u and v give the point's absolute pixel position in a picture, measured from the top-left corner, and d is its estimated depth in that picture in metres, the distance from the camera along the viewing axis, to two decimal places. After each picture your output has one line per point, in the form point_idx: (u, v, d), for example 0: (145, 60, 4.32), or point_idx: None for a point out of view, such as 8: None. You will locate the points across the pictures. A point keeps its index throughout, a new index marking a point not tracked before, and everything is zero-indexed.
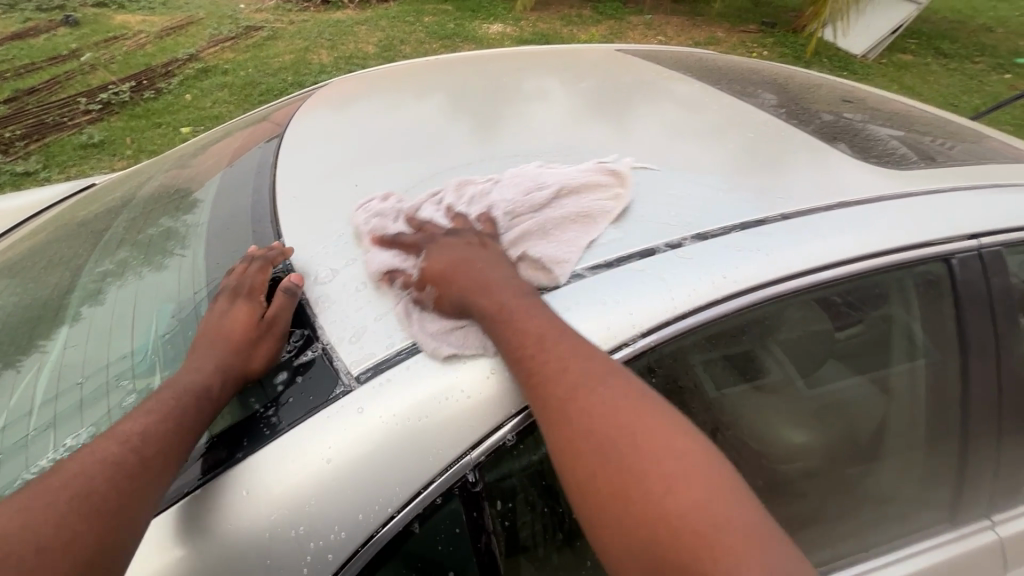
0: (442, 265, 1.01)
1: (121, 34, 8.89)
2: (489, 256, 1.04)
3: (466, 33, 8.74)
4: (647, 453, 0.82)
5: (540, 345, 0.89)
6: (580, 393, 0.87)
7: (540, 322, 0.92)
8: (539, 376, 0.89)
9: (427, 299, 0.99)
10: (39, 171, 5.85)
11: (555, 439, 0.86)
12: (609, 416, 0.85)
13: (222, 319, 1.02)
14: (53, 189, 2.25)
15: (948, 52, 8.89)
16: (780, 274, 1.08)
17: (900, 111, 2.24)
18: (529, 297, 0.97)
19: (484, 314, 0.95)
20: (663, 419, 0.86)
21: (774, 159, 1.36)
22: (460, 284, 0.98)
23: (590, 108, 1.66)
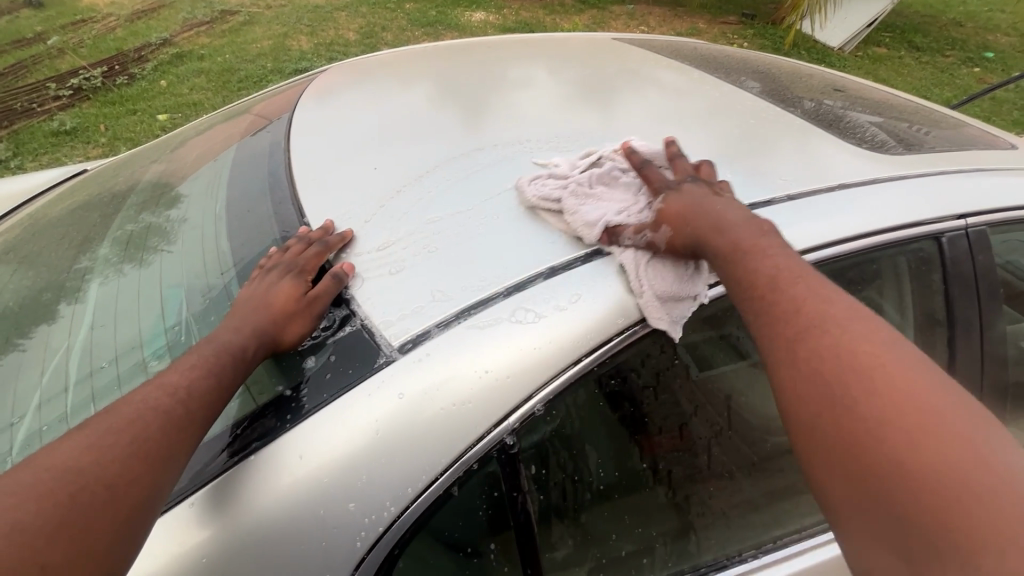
0: (682, 207, 1.04)
1: (89, 16, 8.56)
2: (725, 202, 1.05)
3: (449, 21, 8.64)
4: (907, 401, 0.75)
5: (773, 287, 0.90)
6: (819, 332, 0.84)
7: (772, 266, 0.93)
8: (770, 316, 0.89)
9: (661, 241, 1.03)
10: (9, 159, 5.62)
11: (788, 372, 0.83)
12: (856, 352, 0.80)
13: (268, 287, 1.04)
14: (44, 176, 2.20)
15: (921, 45, 9.14)
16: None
17: (884, 100, 2.32)
18: (770, 242, 0.97)
19: (723, 261, 0.96)
20: (929, 377, 0.78)
21: (776, 143, 1.42)
22: (697, 225, 1.01)
23: (595, 94, 1.70)
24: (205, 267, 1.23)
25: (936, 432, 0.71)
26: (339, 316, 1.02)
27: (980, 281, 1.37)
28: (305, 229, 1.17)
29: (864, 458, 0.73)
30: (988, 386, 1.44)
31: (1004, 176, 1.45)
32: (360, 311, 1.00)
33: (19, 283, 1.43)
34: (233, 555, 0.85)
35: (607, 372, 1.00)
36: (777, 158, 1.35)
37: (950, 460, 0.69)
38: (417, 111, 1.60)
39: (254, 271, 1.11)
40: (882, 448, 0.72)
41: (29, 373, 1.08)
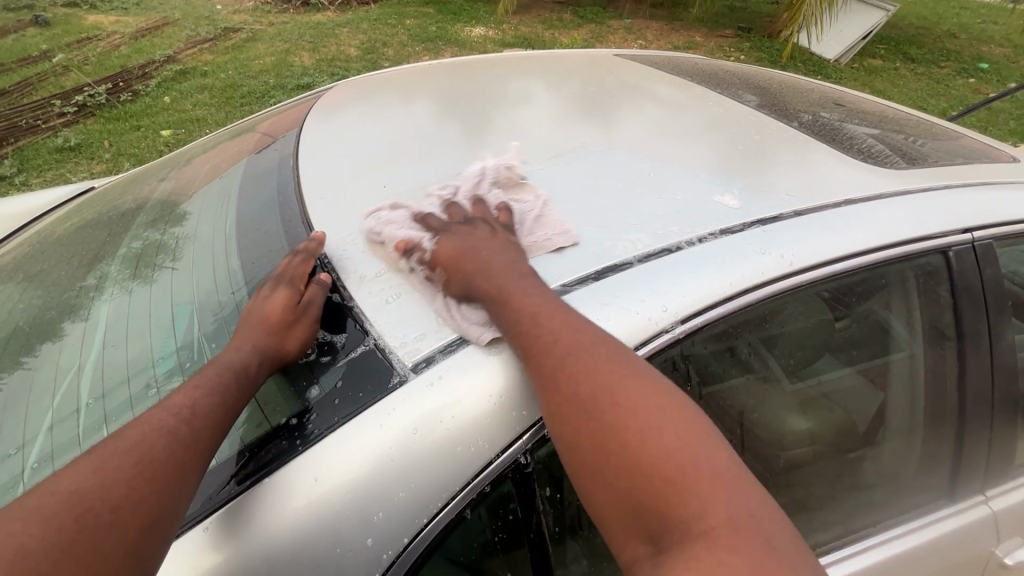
0: (452, 250, 1.07)
1: (94, 34, 8.67)
2: (502, 250, 1.07)
3: (448, 36, 8.74)
4: (639, 429, 0.83)
5: (534, 327, 0.92)
6: (562, 370, 0.89)
7: (538, 303, 0.95)
8: (534, 355, 0.91)
9: (437, 280, 1.05)
10: (12, 176, 5.66)
11: (546, 400, 0.89)
12: (603, 375, 0.88)
13: (266, 302, 1.04)
14: (53, 194, 2.22)
15: (916, 57, 9.24)
16: (794, 269, 1.13)
17: (884, 114, 2.34)
18: (531, 286, 0.99)
19: (489, 304, 0.97)
20: (662, 394, 0.88)
21: (781, 159, 1.43)
22: (468, 268, 1.03)
23: (600, 110, 1.72)
24: (217, 286, 1.23)
25: (649, 440, 0.83)
26: (348, 335, 1.02)
27: (989, 294, 1.37)
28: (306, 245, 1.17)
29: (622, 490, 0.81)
30: (999, 399, 1.43)
31: (1007, 188, 1.46)
32: (372, 330, 1.01)
33: (28, 302, 1.43)
34: None
35: None
36: (782, 174, 1.35)
37: (691, 479, 0.80)
38: (423, 129, 1.61)
39: (254, 287, 1.11)
40: (631, 462, 0.81)
41: (39, 395, 1.08)
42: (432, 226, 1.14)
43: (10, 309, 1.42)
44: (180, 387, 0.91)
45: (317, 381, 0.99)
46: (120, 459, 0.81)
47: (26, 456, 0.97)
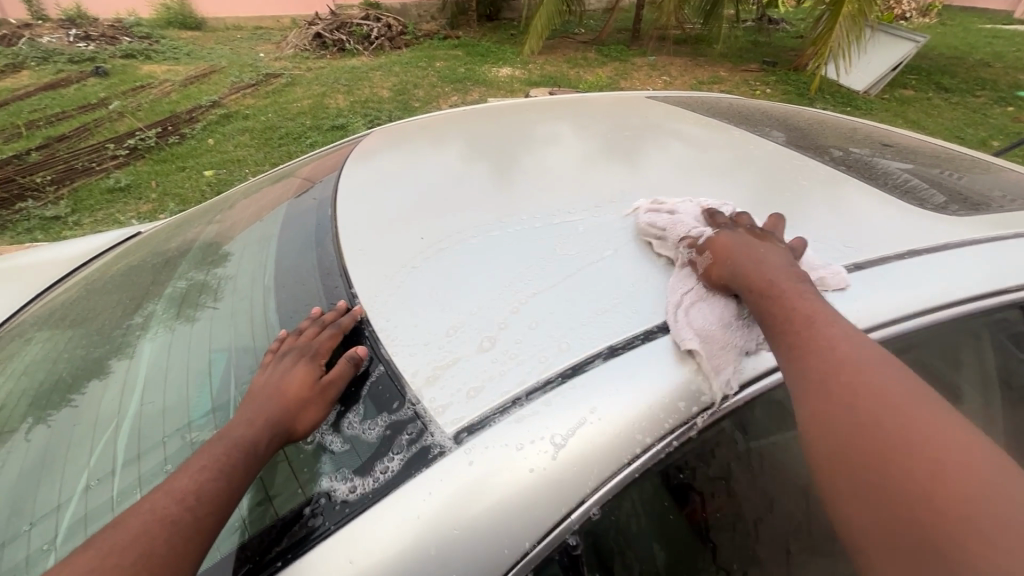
0: (729, 242, 1.11)
1: (146, 83, 9.27)
2: (776, 252, 1.09)
3: (476, 77, 9.04)
4: (909, 422, 0.82)
5: (791, 309, 0.98)
6: (826, 347, 0.92)
7: (803, 303, 0.99)
8: (789, 331, 0.96)
9: (703, 263, 1.12)
10: (66, 215, 5.98)
11: (804, 393, 0.90)
12: (865, 375, 0.88)
13: (281, 375, 1.02)
14: (101, 238, 2.31)
15: (950, 87, 9.08)
16: (858, 328, 1.05)
17: (930, 150, 2.26)
18: (806, 289, 1.01)
19: (754, 296, 1.02)
20: (933, 405, 0.85)
21: (833, 205, 1.36)
22: (737, 259, 1.08)
23: (634, 152, 1.69)
24: (254, 339, 1.21)
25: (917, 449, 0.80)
26: (369, 404, 0.99)
27: None
28: (317, 311, 1.17)
29: (869, 467, 0.81)
30: None
31: None
32: (407, 396, 0.96)
33: (70, 348, 1.45)
34: None
35: (674, 464, 0.93)
36: (833, 224, 1.29)
37: (957, 476, 0.76)
38: (457, 175, 1.60)
39: (267, 357, 1.09)
40: (893, 463, 0.80)
41: (74, 451, 1.06)
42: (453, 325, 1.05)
43: (53, 357, 1.44)
44: (215, 457, 0.89)
45: (352, 450, 0.95)
46: (154, 545, 0.79)
47: (59, 520, 0.95)
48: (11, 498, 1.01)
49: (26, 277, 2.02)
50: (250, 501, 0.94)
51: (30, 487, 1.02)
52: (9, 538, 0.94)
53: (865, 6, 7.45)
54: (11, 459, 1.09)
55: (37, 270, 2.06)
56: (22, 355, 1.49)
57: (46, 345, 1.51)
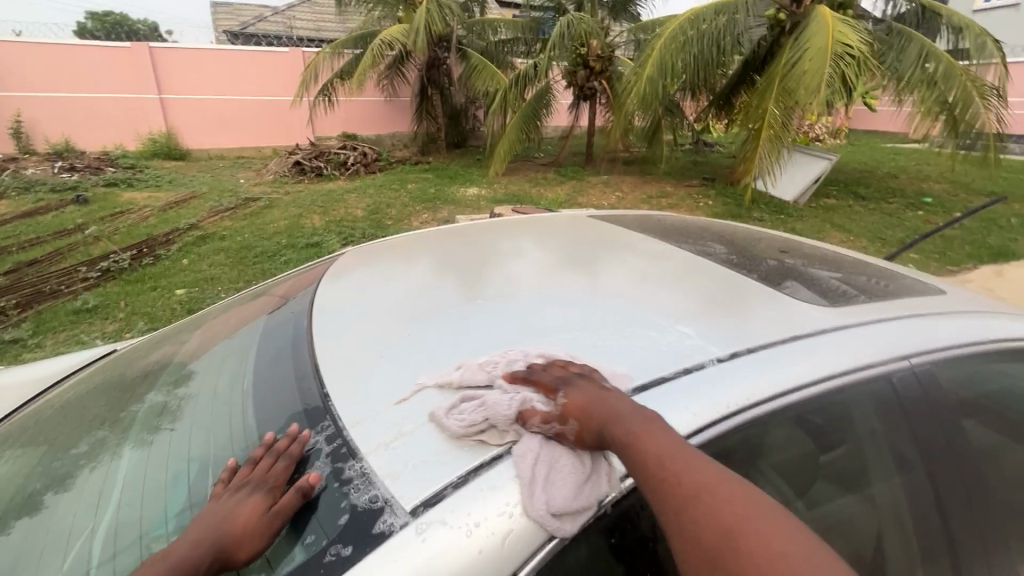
0: (584, 400, 1.10)
1: (127, 209, 9.67)
2: (631, 407, 1.07)
3: (445, 197, 9.81)
4: (771, 567, 0.86)
5: (661, 468, 0.97)
6: (688, 510, 0.94)
7: (659, 445, 1.00)
8: (661, 494, 0.96)
9: (570, 433, 1.07)
10: (26, 339, 5.87)
11: (682, 546, 0.93)
12: (729, 517, 0.92)
13: (232, 506, 1.08)
14: (79, 355, 2.40)
15: (864, 196, 10.35)
16: (758, 399, 1.20)
17: (830, 255, 2.65)
18: (659, 430, 1.03)
19: (622, 448, 1.00)
20: (774, 526, 0.92)
21: (735, 301, 1.63)
22: (600, 418, 1.06)
23: (574, 262, 1.98)
24: (229, 440, 1.32)
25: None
26: (325, 500, 1.08)
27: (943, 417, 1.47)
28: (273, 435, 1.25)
29: None
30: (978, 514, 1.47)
31: (937, 317, 1.63)
32: (365, 487, 1.06)
33: (46, 459, 1.51)
34: None
35: (605, 528, 1.05)
36: (737, 315, 1.53)
37: None
38: (421, 287, 1.83)
39: (223, 484, 1.16)
40: None
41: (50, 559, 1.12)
42: (544, 385, 1.17)
43: (28, 468, 1.50)
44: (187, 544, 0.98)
45: (311, 535, 1.05)
46: None
47: None
48: None
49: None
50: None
51: None
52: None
53: (779, 133, 8.70)
54: None
55: (11, 388, 2.12)
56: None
57: (14, 461, 1.56)
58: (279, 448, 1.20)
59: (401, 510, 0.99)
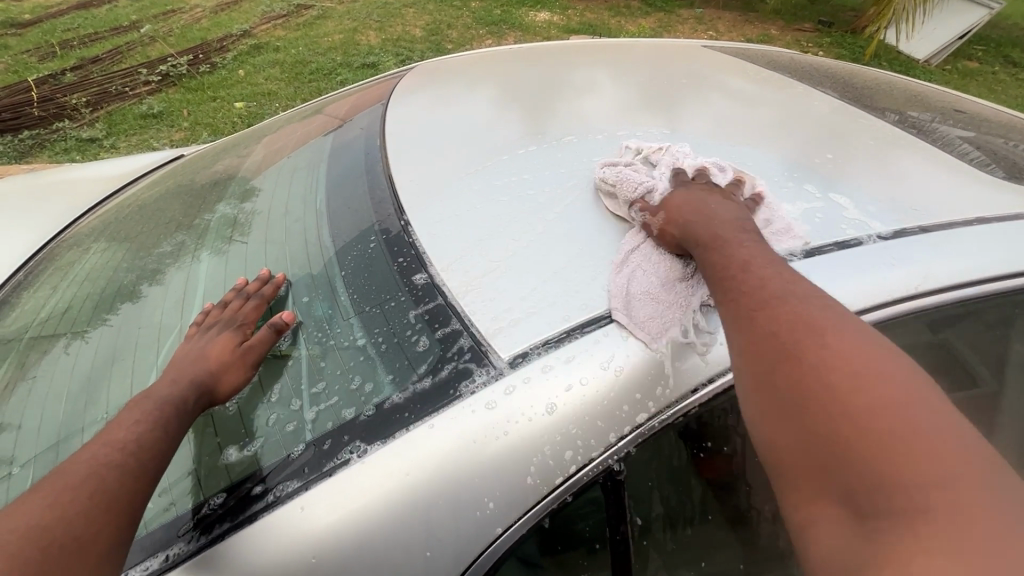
0: (682, 202, 1.11)
1: (176, 7, 9.05)
2: (729, 207, 1.10)
3: (512, 19, 8.65)
4: (867, 380, 0.76)
5: (746, 274, 0.94)
6: (765, 312, 0.88)
7: (745, 253, 0.98)
8: (738, 300, 0.92)
9: (655, 224, 1.11)
10: (101, 138, 6.03)
11: (749, 345, 0.87)
12: (818, 321, 0.85)
13: (205, 344, 1.07)
14: (150, 157, 2.37)
15: (1020, 60, 8.44)
16: (927, 287, 1.04)
17: (994, 119, 2.15)
18: (749, 239, 1.02)
19: (703, 251, 1.01)
20: (884, 357, 0.79)
21: (896, 168, 1.33)
22: (689, 217, 1.07)
23: (687, 100, 1.64)
24: (312, 259, 1.28)
25: (873, 407, 0.74)
26: (416, 337, 1.03)
27: None
28: (241, 281, 1.23)
29: (821, 447, 0.75)
30: None
31: None
32: (458, 333, 1.00)
33: (131, 252, 1.55)
34: (326, 557, 0.85)
35: (715, 409, 0.96)
36: (898, 186, 1.26)
37: (918, 443, 0.70)
38: (506, 112, 1.58)
39: (192, 329, 1.14)
40: (852, 424, 0.74)
41: (148, 348, 1.19)
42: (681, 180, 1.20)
43: (116, 259, 1.54)
44: (217, 363, 1.04)
45: (398, 370, 1.00)
46: None
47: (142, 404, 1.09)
48: (88, 390, 1.14)
49: (81, 188, 2.09)
50: (291, 411, 1.01)
51: (119, 373, 1.16)
52: (87, 423, 1.08)
53: None
54: (81, 358, 1.22)
55: (91, 183, 2.13)
56: (87, 258, 1.60)
57: (100, 255, 1.59)
58: (236, 294, 1.19)
59: (494, 357, 0.94)
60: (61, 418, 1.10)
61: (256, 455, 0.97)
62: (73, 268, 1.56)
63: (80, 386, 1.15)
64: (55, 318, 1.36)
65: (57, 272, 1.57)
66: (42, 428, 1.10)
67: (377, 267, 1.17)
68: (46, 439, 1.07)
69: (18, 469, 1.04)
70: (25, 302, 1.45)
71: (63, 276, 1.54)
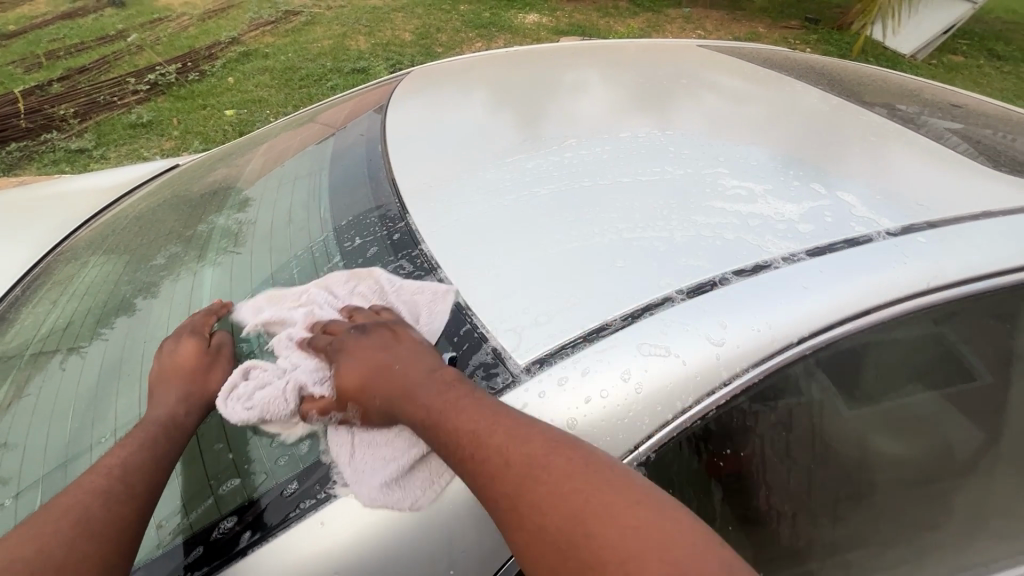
0: (355, 376, 0.93)
1: (163, 15, 8.98)
2: (418, 353, 0.94)
3: (502, 22, 8.65)
4: (605, 523, 0.74)
5: (469, 441, 0.83)
6: (502, 476, 0.80)
7: (462, 408, 0.86)
8: (468, 465, 0.82)
9: (353, 417, 0.93)
10: (90, 149, 5.97)
11: (503, 513, 0.79)
12: (541, 468, 0.79)
13: (176, 354, 1.07)
14: (145, 167, 2.34)
15: (1005, 54, 8.53)
16: (939, 283, 1.05)
17: (989, 113, 2.17)
18: (461, 390, 0.88)
19: (410, 417, 0.88)
20: (610, 489, 0.77)
21: (899, 163, 1.33)
22: (376, 381, 0.91)
23: (688, 99, 1.64)
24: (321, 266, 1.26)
25: (618, 549, 0.72)
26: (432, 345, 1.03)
27: None
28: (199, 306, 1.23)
29: None
30: None
31: None
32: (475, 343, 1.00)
33: (132, 263, 1.52)
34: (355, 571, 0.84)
35: (736, 409, 0.96)
36: (903, 181, 1.26)
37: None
38: (509, 115, 1.58)
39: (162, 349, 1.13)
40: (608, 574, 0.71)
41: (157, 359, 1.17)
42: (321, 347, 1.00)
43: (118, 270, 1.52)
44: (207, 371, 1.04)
45: None
46: None
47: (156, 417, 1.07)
48: (93, 406, 1.12)
49: (76, 200, 2.06)
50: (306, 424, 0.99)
51: (127, 386, 1.14)
52: (98, 437, 1.06)
53: None
54: (87, 372, 1.20)
55: (86, 194, 2.11)
56: (88, 270, 1.57)
57: (100, 269, 1.56)
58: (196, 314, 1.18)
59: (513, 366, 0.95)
60: (68, 435, 1.08)
61: (255, 482, 0.95)
62: (74, 281, 1.54)
63: (85, 403, 1.13)
64: (56, 334, 1.34)
65: (57, 286, 1.54)
66: (51, 447, 1.07)
67: (385, 273, 1.16)
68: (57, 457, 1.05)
69: (29, 487, 1.02)
70: (24, 318, 1.42)
71: (65, 289, 1.52)
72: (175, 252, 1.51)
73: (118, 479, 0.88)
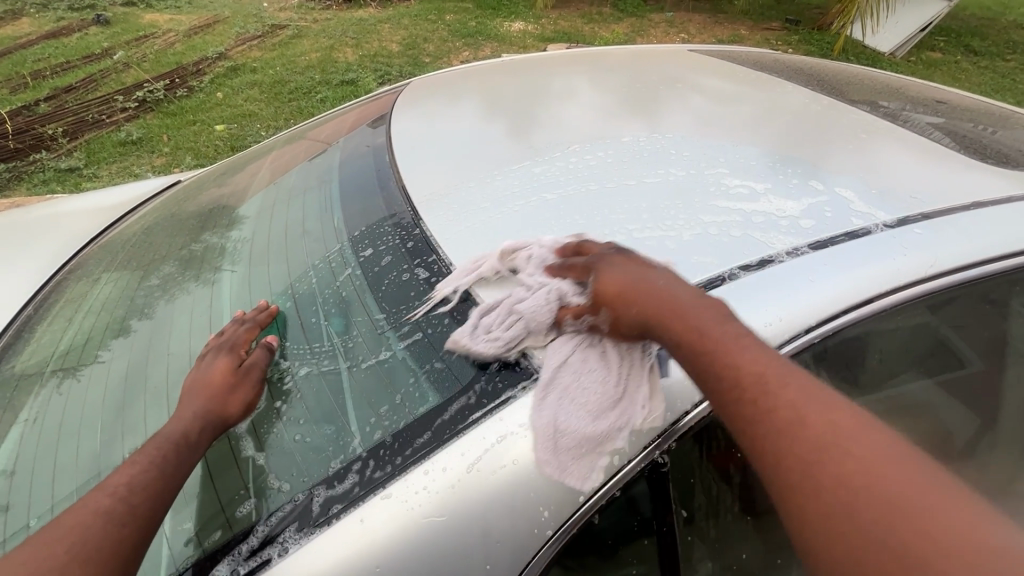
0: (618, 285, 0.95)
1: (149, 33, 8.97)
2: (672, 279, 0.95)
3: (488, 30, 8.73)
4: (841, 436, 0.75)
5: (698, 338, 0.86)
6: (736, 378, 0.82)
7: (690, 311, 0.89)
8: (700, 365, 0.85)
9: (602, 321, 0.96)
10: (81, 167, 5.94)
11: (735, 414, 0.80)
12: (767, 378, 0.81)
13: (209, 368, 1.09)
14: (148, 183, 2.36)
15: (980, 49, 8.75)
16: (936, 270, 1.10)
17: (970, 107, 2.24)
18: (702, 303, 0.90)
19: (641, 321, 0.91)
20: (835, 406, 0.78)
21: (891, 158, 1.39)
22: (628, 296, 0.93)
23: (685, 102, 1.69)
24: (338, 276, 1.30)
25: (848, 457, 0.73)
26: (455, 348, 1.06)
27: None
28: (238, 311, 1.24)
29: (820, 516, 0.71)
30: None
31: None
32: None
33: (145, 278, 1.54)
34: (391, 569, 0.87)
35: None
36: (895, 175, 1.32)
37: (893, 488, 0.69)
38: (512, 122, 1.62)
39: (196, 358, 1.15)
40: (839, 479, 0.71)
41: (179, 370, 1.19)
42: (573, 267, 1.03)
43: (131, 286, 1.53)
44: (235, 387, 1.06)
45: (438, 382, 1.03)
46: None
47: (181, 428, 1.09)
48: (117, 421, 1.13)
49: (81, 219, 2.07)
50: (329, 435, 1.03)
51: (152, 397, 1.15)
52: (126, 447, 1.08)
53: None
54: (109, 386, 1.22)
55: (91, 212, 2.12)
56: (101, 287, 1.59)
57: (113, 284, 1.58)
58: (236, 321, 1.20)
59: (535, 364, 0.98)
60: (96, 448, 1.10)
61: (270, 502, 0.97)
62: (87, 297, 1.55)
63: (111, 416, 1.15)
64: (74, 351, 1.35)
65: (70, 303, 1.55)
66: (79, 461, 1.09)
67: (404, 281, 1.20)
68: (85, 470, 1.07)
69: (60, 500, 1.03)
70: (42, 335, 1.44)
71: (78, 306, 1.53)
72: (188, 266, 1.53)
73: (154, 486, 0.90)
